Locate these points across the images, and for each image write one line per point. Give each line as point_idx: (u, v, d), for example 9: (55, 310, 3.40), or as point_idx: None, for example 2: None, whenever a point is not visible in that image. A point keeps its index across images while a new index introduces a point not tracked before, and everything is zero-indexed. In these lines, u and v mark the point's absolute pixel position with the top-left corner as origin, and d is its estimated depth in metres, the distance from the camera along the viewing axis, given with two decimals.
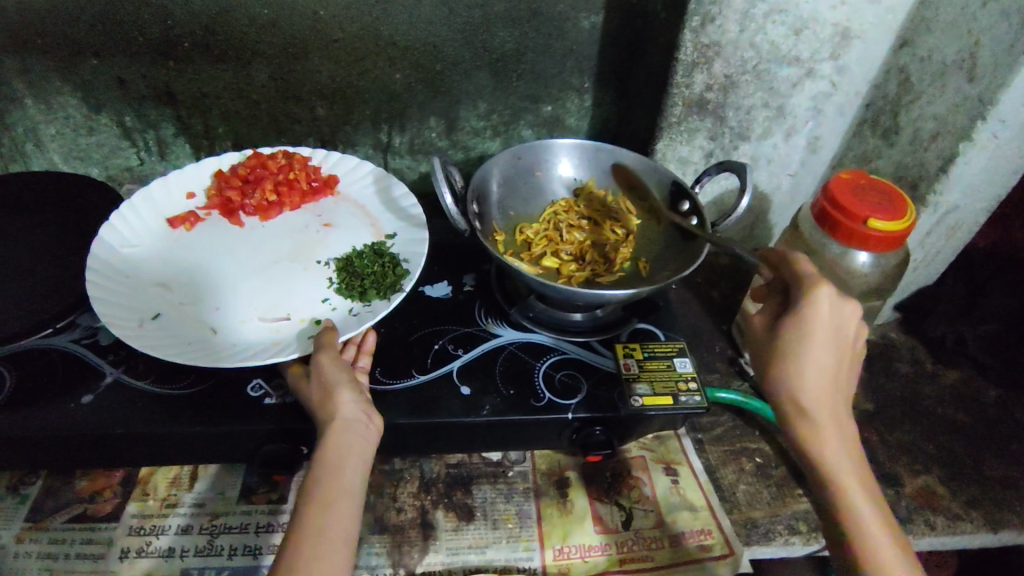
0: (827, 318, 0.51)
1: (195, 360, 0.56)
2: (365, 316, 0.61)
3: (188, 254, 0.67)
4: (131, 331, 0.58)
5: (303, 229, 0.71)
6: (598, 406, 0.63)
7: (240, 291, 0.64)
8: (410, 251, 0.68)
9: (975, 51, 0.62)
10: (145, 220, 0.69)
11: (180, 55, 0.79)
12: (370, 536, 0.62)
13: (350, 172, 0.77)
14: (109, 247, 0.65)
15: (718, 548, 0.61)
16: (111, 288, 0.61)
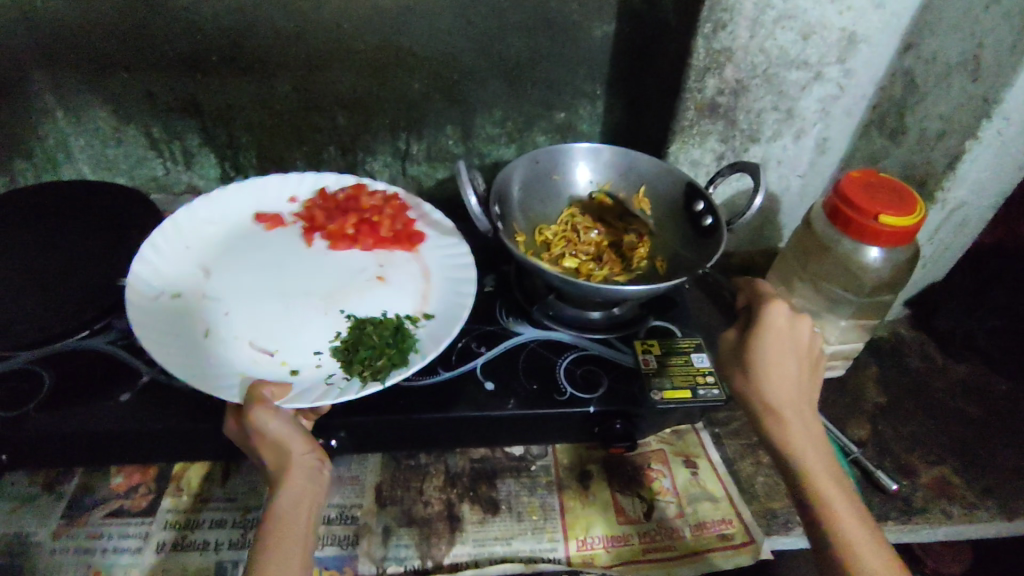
0: (781, 329, 0.58)
1: (164, 351, 0.58)
2: (333, 394, 0.57)
3: (239, 250, 0.70)
4: (140, 303, 0.62)
5: (355, 274, 0.69)
6: (619, 399, 0.65)
7: (256, 310, 0.64)
8: (432, 334, 0.63)
9: (978, 52, 0.65)
10: (234, 205, 0.75)
11: (207, 67, 0.82)
12: (398, 529, 0.63)
13: (445, 236, 0.74)
14: (190, 217, 0.72)
15: (738, 536, 0.63)
16: (164, 253, 0.67)
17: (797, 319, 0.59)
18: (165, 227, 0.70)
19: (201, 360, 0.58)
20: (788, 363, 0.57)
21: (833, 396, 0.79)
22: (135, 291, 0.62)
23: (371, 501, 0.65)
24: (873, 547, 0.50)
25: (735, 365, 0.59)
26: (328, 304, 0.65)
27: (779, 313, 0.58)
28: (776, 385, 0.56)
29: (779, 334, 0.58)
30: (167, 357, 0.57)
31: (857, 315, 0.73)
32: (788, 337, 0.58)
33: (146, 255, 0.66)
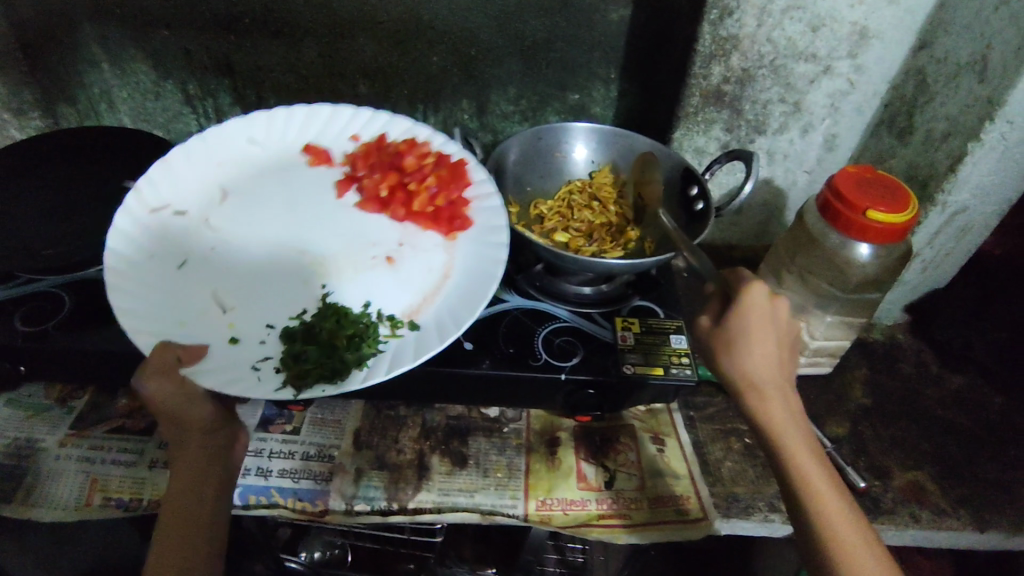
0: (762, 312, 0.54)
1: (132, 263, 0.62)
2: (250, 385, 0.55)
3: (266, 181, 0.71)
4: (139, 212, 0.66)
5: (368, 248, 0.67)
6: (592, 370, 0.67)
7: (238, 256, 0.64)
8: (392, 351, 0.59)
9: (987, 54, 0.63)
10: (292, 132, 0.76)
11: (240, 30, 0.87)
12: (370, 471, 0.67)
13: (486, 231, 0.67)
14: (241, 130, 0.74)
15: (693, 512, 0.65)
16: (192, 162, 0.71)
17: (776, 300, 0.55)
18: (209, 138, 0.73)
19: (161, 288, 0.61)
20: (767, 343, 0.55)
21: (816, 393, 0.79)
22: (139, 198, 0.67)
23: (349, 443, 0.69)
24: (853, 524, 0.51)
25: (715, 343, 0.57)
26: (317, 273, 0.64)
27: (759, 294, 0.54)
28: (757, 361, 0.55)
29: (758, 317, 0.54)
30: (120, 277, 0.60)
31: (843, 311, 0.73)
32: (769, 320, 0.55)
33: (172, 158, 0.70)
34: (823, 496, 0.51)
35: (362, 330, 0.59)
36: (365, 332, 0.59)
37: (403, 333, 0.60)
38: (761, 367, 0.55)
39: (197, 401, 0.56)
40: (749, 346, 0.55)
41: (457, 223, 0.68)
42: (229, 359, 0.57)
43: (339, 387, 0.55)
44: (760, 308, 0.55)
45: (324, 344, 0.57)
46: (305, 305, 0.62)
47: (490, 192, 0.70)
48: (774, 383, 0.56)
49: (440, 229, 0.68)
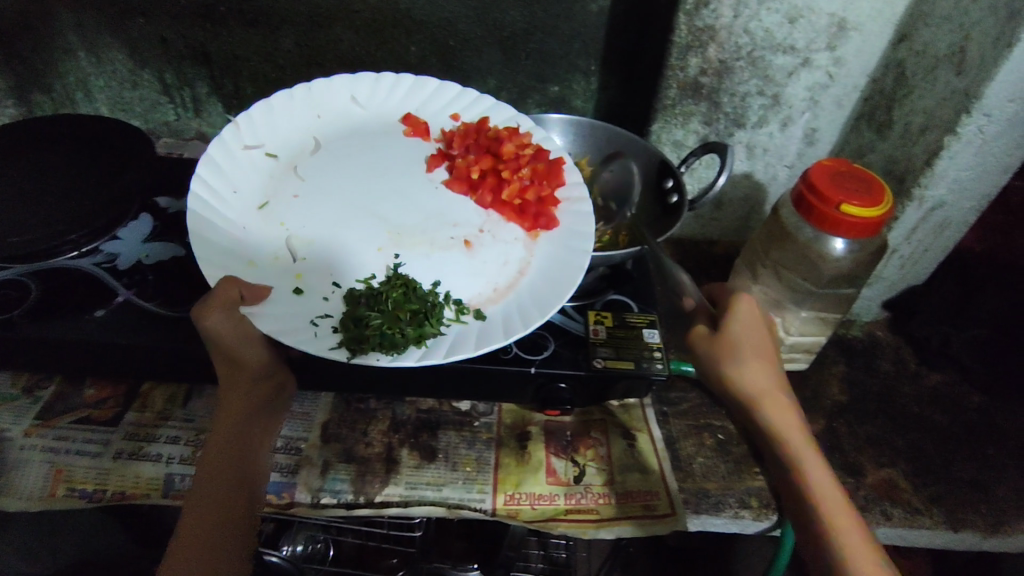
0: (753, 320, 0.57)
1: (218, 191, 0.66)
2: (307, 337, 0.57)
3: (357, 146, 0.73)
4: (234, 146, 0.70)
5: (446, 227, 0.68)
6: (561, 364, 0.66)
7: (319, 210, 0.67)
8: (452, 336, 0.59)
9: (965, 46, 0.62)
10: (392, 102, 0.78)
11: (217, 18, 0.86)
12: (337, 464, 0.66)
13: (571, 236, 0.68)
14: (347, 89, 0.77)
15: (661, 508, 0.64)
16: (292, 109, 0.75)
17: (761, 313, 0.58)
18: (314, 92, 0.76)
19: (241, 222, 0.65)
20: (763, 353, 0.56)
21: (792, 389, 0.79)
22: (237, 132, 0.71)
23: (316, 436, 0.68)
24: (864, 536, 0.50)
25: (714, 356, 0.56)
26: (390, 241, 0.66)
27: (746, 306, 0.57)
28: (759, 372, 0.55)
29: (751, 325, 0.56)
30: (205, 202, 0.65)
31: (819, 306, 0.73)
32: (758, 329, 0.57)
33: (276, 100, 0.75)
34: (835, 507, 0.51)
35: (428, 307, 0.60)
36: (430, 310, 0.60)
37: (466, 320, 0.61)
38: (762, 378, 0.54)
39: (252, 343, 0.58)
40: (749, 355, 0.55)
41: (542, 221, 0.69)
42: (291, 309, 0.59)
43: (393, 360, 0.56)
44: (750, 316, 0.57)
45: (388, 314, 0.58)
46: (375, 271, 0.64)
47: (582, 199, 0.71)
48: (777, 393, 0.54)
49: (522, 222, 0.69)
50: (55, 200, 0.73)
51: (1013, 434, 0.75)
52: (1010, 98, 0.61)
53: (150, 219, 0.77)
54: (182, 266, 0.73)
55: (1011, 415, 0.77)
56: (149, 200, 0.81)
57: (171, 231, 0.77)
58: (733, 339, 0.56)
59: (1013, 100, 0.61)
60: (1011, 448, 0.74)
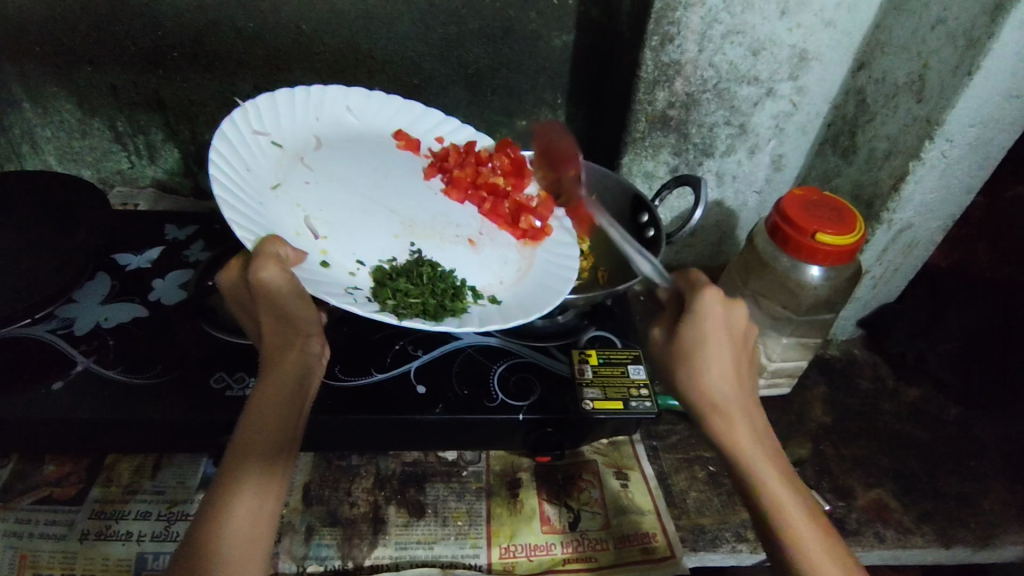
0: (720, 316, 0.49)
1: (229, 168, 0.62)
2: (348, 302, 0.57)
3: (357, 152, 0.72)
4: (241, 129, 0.66)
5: (451, 226, 0.69)
6: (550, 407, 0.65)
7: (331, 199, 0.66)
8: (478, 314, 0.60)
9: (924, 73, 0.64)
10: (386, 115, 0.76)
11: (170, 64, 0.83)
12: (321, 528, 0.63)
13: (560, 244, 0.69)
14: (343, 99, 0.74)
15: (660, 550, 0.63)
16: (292, 104, 0.71)
17: (731, 307, 0.50)
18: (312, 92, 0.73)
19: (257, 202, 0.61)
20: (726, 356, 0.49)
21: (777, 415, 0.79)
22: (246, 116, 0.67)
23: (298, 499, 0.65)
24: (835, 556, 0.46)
25: (669, 362, 0.51)
26: (405, 230, 0.67)
27: (714, 301, 0.49)
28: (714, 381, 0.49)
29: (717, 322, 0.49)
30: (223, 173, 0.61)
31: (799, 332, 0.73)
32: (726, 322, 0.50)
33: (280, 94, 0.70)
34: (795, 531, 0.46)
35: (453, 286, 0.61)
36: (456, 289, 0.61)
37: (484, 303, 0.62)
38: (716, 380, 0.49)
39: (304, 301, 0.53)
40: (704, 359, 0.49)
41: (530, 232, 0.69)
42: (323, 279, 0.58)
43: (435, 324, 0.56)
44: (712, 313, 0.49)
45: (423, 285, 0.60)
46: (394, 254, 0.65)
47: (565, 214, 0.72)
48: (744, 406, 0.50)
49: (516, 230, 0.70)
50: (2, 265, 0.68)
51: (990, 445, 0.77)
52: (970, 124, 0.62)
53: (107, 279, 0.74)
54: (144, 328, 0.69)
55: (988, 426, 0.79)
56: (106, 258, 0.77)
57: (131, 290, 0.73)
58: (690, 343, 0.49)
59: (974, 126, 0.63)
60: (990, 460, 0.75)
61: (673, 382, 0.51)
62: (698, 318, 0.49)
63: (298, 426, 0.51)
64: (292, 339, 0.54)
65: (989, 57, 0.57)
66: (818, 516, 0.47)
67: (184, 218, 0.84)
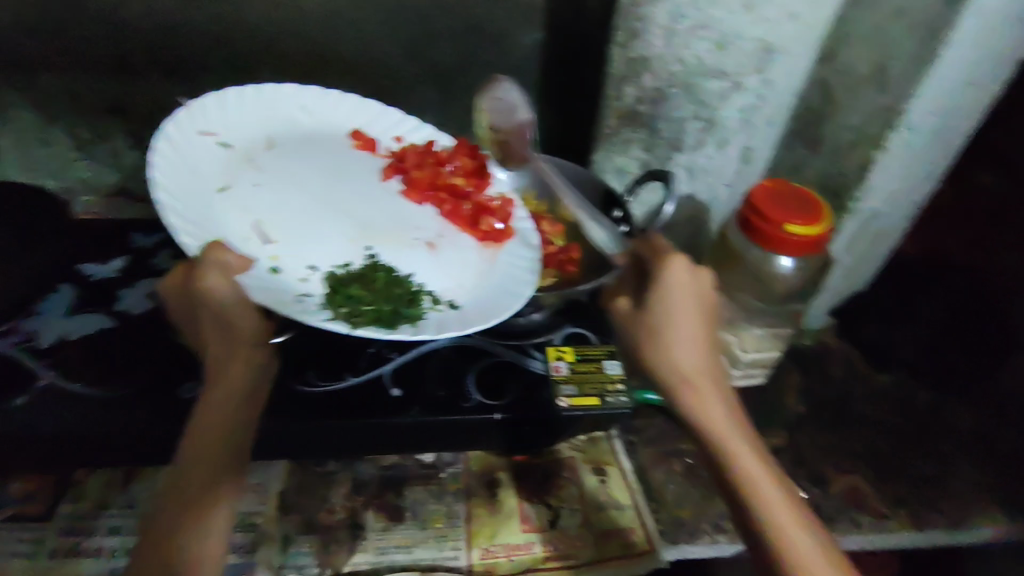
0: (688, 284, 0.50)
1: (172, 168, 0.61)
2: (299, 310, 0.57)
3: (312, 152, 0.71)
4: (188, 128, 0.65)
5: (410, 229, 0.69)
6: (527, 406, 0.64)
7: (281, 201, 0.66)
8: (435, 320, 0.60)
9: (886, 64, 0.65)
10: (340, 113, 0.75)
11: (133, 69, 0.81)
12: (298, 536, 0.62)
13: (521, 248, 0.68)
14: (295, 97, 0.73)
15: (639, 544, 0.64)
16: (242, 103, 0.70)
17: (697, 275, 0.51)
18: (264, 91, 0.71)
19: (202, 206, 0.61)
20: (694, 322, 0.51)
21: (753, 405, 0.80)
22: (191, 115, 0.66)
23: (274, 507, 0.64)
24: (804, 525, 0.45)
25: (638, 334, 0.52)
26: (358, 234, 0.66)
27: (680, 268, 0.50)
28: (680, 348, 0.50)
29: (685, 290, 0.50)
30: (164, 175, 0.60)
31: (772, 323, 0.74)
32: (695, 291, 0.51)
33: (229, 92, 0.69)
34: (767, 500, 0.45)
35: (409, 293, 0.62)
36: (412, 297, 0.61)
37: (442, 308, 0.62)
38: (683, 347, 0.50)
39: (249, 310, 0.54)
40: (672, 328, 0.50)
41: (491, 235, 0.69)
42: (271, 284, 0.59)
43: (390, 332, 0.57)
44: (679, 281, 0.50)
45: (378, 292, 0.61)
46: (350, 259, 0.64)
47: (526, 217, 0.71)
48: (711, 377, 0.50)
49: (476, 233, 0.70)
50: None
51: (960, 428, 0.78)
52: (931, 113, 0.64)
53: (70, 289, 0.72)
54: (110, 340, 0.68)
55: (958, 409, 0.80)
56: (69, 269, 0.75)
57: (96, 301, 0.72)
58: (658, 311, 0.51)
59: (934, 114, 0.64)
60: (961, 443, 0.77)
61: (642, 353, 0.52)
62: (666, 286, 0.50)
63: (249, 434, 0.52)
64: (234, 349, 0.53)
65: (948, 45, 0.59)
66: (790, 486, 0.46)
67: (151, 226, 0.82)
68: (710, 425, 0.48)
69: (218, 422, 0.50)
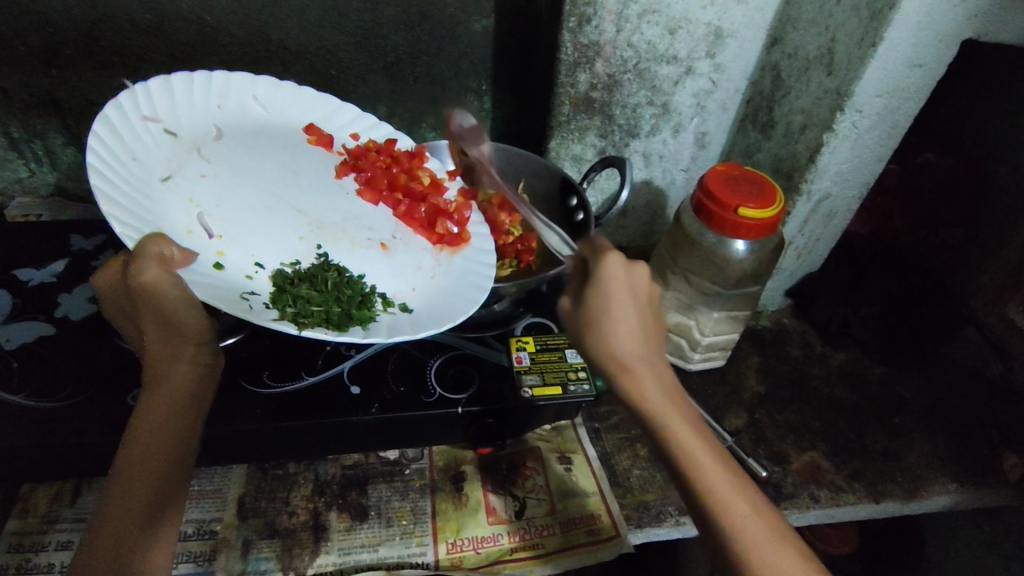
0: (623, 280, 0.49)
1: (112, 157, 0.57)
2: (243, 309, 0.54)
3: (265, 144, 0.68)
4: (129, 113, 0.61)
5: (364, 229, 0.68)
6: (489, 398, 0.64)
7: (230, 195, 0.62)
8: (386, 323, 0.58)
9: (833, 47, 0.65)
10: (296, 106, 0.73)
11: (65, 62, 0.77)
12: (259, 541, 0.61)
13: (475, 254, 0.68)
14: (248, 87, 0.70)
15: (605, 530, 0.64)
16: (191, 89, 0.66)
17: (632, 268, 0.50)
18: (215, 78, 0.68)
19: (143, 198, 0.57)
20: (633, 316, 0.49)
21: (714, 387, 0.81)
22: (135, 99, 0.61)
23: (232, 513, 0.62)
24: (761, 518, 0.44)
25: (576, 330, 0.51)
26: (312, 232, 0.65)
27: (614, 264, 0.49)
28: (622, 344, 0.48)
29: (621, 287, 0.49)
30: (102, 162, 0.56)
31: (729, 306, 0.75)
32: (630, 286, 0.49)
33: (176, 77, 0.65)
34: (715, 484, 0.44)
35: (360, 295, 0.59)
36: (364, 299, 0.59)
37: (394, 311, 0.60)
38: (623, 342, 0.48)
39: (190, 308, 0.51)
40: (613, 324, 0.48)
41: (447, 239, 0.69)
42: (216, 281, 0.56)
43: (340, 335, 0.55)
44: (615, 277, 0.49)
45: (326, 291, 0.58)
46: (299, 257, 0.63)
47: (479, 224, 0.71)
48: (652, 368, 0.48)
49: (432, 236, 0.69)
50: None
51: (912, 402, 0.81)
52: (878, 94, 0.64)
53: (8, 296, 0.69)
54: (51, 347, 0.65)
55: (909, 383, 0.83)
56: (5, 275, 0.71)
57: (35, 307, 0.68)
58: (596, 308, 0.49)
59: (880, 96, 0.65)
60: (912, 415, 0.79)
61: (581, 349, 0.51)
62: (601, 282, 0.49)
63: (190, 441, 0.51)
64: (182, 350, 0.52)
65: (892, 28, 0.59)
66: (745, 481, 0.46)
67: (92, 227, 0.79)
68: (657, 421, 0.47)
69: (160, 428, 0.48)
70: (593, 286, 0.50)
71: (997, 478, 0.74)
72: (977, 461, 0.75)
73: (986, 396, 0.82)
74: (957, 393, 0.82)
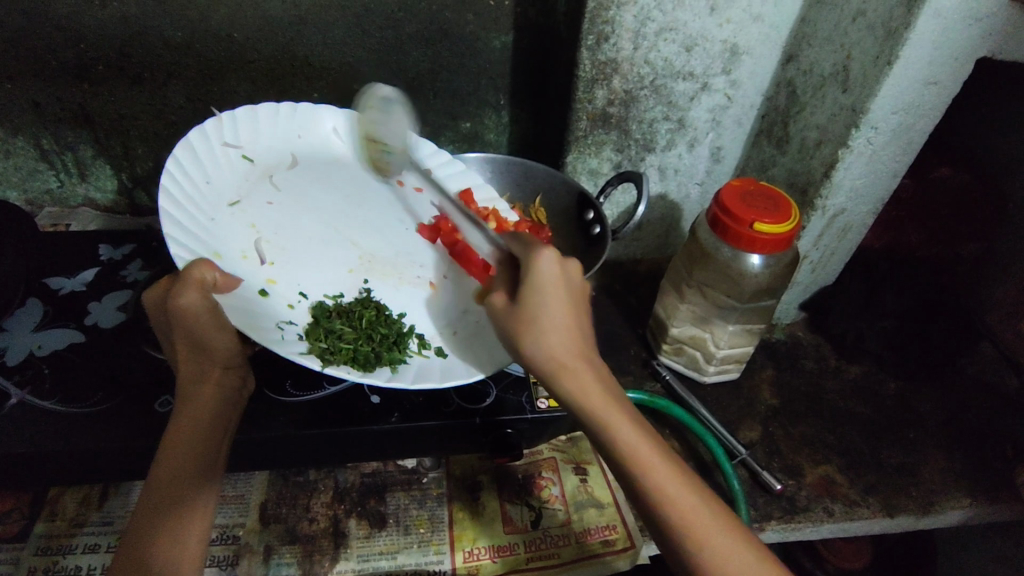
0: (556, 278, 0.50)
1: (188, 178, 0.60)
2: (276, 338, 0.56)
3: (334, 176, 0.71)
4: (212, 138, 0.64)
5: (414, 266, 0.70)
6: (506, 408, 0.65)
7: (291, 225, 0.66)
8: (417, 365, 0.60)
9: (848, 64, 0.66)
10: None
11: (97, 78, 0.79)
12: (280, 547, 0.62)
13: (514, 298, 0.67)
14: (332, 119, 0.72)
15: (620, 541, 0.64)
16: (276, 119, 0.69)
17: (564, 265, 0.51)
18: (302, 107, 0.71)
19: (207, 221, 0.60)
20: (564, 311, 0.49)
21: (728, 399, 0.81)
22: (219, 125, 0.65)
23: (255, 519, 0.64)
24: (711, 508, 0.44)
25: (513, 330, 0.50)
26: (362, 266, 0.67)
27: (546, 261, 0.50)
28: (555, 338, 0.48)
29: (555, 284, 0.49)
30: (177, 182, 0.59)
31: (745, 319, 0.75)
32: (562, 283, 0.50)
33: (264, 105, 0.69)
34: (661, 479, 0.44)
35: (396, 334, 0.61)
36: (398, 336, 0.61)
37: (429, 353, 0.62)
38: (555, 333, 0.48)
39: (222, 330, 0.53)
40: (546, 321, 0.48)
41: (494, 282, 0.68)
42: (259, 308, 0.58)
43: (364, 375, 0.56)
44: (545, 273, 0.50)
45: (360, 329, 0.60)
46: (343, 290, 0.65)
47: None
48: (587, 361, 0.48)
49: (483, 277, 0.69)
50: None
51: (927, 416, 0.81)
52: (893, 111, 0.65)
53: (40, 305, 0.71)
54: (81, 355, 0.66)
55: (924, 397, 0.83)
56: (37, 282, 0.74)
57: (65, 316, 0.70)
58: (533, 306, 0.49)
59: (896, 113, 0.65)
60: (927, 429, 0.79)
61: (518, 346, 0.49)
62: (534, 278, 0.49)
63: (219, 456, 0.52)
64: (207, 370, 0.53)
65: (908, 46, 0.60)
66: (686, 470, 0.45)
67: (121, 237, 0.81)
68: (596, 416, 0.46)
69: (191, 439, 0.50)
70: (527, 284, 0.50)
71: (1011, 494, 0.73)
72: (992, 477, 0.75)
73: (1001, 411, 0.82)
74: (972, 407, 0.82)
